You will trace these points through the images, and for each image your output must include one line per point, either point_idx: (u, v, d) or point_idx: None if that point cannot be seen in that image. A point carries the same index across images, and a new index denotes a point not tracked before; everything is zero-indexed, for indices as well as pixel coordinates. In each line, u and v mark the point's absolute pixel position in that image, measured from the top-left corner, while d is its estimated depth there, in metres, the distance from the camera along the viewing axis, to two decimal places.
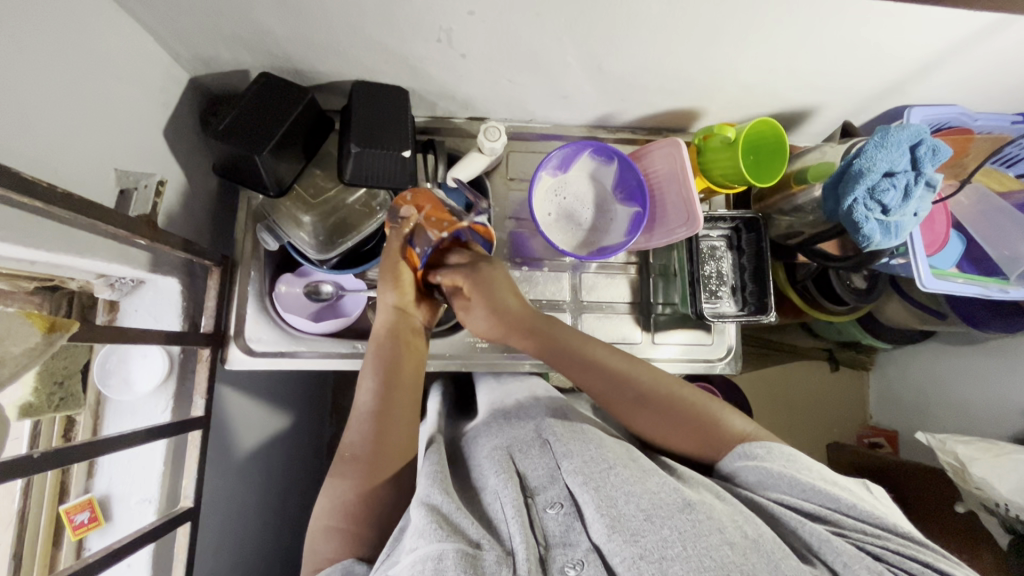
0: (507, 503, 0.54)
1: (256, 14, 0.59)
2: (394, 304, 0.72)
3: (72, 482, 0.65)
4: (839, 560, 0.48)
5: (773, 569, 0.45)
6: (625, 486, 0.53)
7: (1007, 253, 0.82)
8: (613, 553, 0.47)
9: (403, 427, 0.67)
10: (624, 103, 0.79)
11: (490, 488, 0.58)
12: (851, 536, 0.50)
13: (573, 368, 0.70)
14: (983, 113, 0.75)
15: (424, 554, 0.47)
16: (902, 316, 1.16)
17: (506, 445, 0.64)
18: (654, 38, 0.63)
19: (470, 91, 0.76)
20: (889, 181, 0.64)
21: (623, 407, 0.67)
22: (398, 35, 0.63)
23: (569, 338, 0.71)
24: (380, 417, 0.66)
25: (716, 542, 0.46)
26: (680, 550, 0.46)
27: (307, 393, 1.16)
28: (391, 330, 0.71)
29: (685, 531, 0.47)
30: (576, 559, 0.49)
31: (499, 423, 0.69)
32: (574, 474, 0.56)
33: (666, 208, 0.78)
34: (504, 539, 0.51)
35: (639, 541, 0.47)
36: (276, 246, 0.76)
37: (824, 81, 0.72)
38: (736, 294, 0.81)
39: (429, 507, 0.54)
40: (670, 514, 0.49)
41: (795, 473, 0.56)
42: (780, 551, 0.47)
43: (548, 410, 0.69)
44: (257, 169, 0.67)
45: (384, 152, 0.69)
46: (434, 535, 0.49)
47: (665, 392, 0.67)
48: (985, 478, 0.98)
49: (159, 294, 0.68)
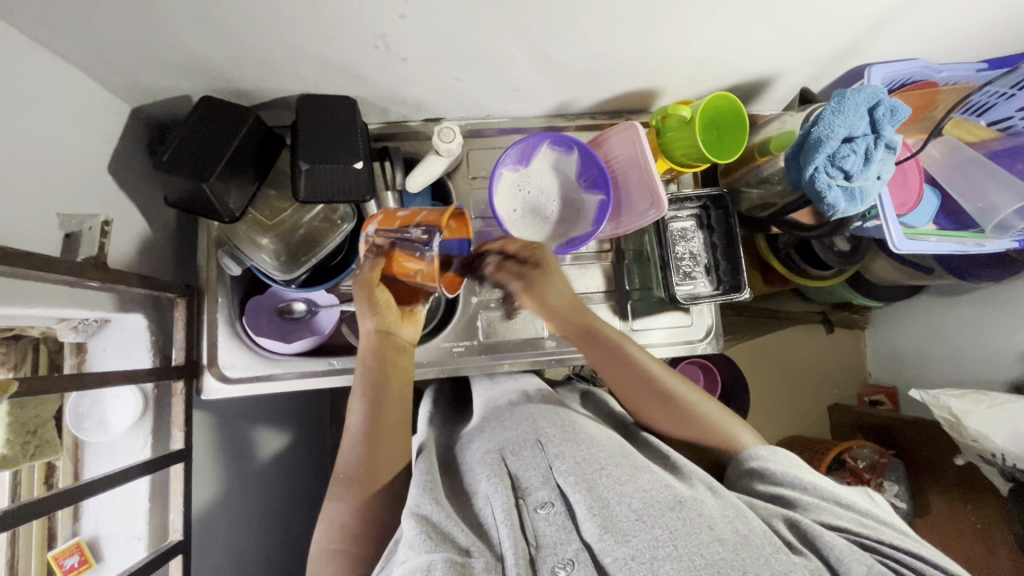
0: (498, 507, 0.54)
1: (183, 38, 0.57)
2: (376, 329, 0.73)
3: (59, 527, 0.65)
4: (833, 553, 0.48)
5: (764, 563, 0.46)
6: (616, 487, 0.53)
7: (982, 206, 0.79)
8: (605, 552, 0.48)
9: (395, 428, 0.70)
10: (577, 91, 0.78)
11: (482, 493, 0.58)
12: (848, 531, 0.51)
13: (609, 359, 0.75)
14: (946, 65, 0.75)
15: (414, 566, 0.47)
16: (889, 272, 1.19)
17: (498, 447, 0.64)
18: (594, 23, 0.61)
19: (419, 94, 0.74)
20: (849, 147, 0.62)
21: (643, 402, 0.72)
22: (334, 45, 0.61)
23: (605, 330, 0.77)
24: (373, 437, 0.68)
25: (707, 540, 0.47)
26: (671, 550, 0.46)
27: (304, 408, 1.17)
28: (374, 355, 0.72)
29: (676, 530, 0.48)
30: (566, 558, 0.49)
31: (493, 426, 0.69)
32: (565, 475, 0.56)
33: (631, 193, 0.77)
34: (495, 543, 0.52)
35: (630, 541, 0.47)
36: (239, 270, 0.75)
37: (777, 49, 0.70)
38: (710, 274, 0.80)
39: (420, 518, 0.53)
40: (662, 513, 0.50)
41: (797, 475, 0.59)
42: (770, 547, 0.48)
43: (538, 410, 0.69)
44: (206, 197, 0.66)
45: (332, 166, 0.68)
46: (423, 547, 0.49)
47: (683, 396, 0.71)
48: (980, 430, 0.99)
49: (127, 332, 0.68)
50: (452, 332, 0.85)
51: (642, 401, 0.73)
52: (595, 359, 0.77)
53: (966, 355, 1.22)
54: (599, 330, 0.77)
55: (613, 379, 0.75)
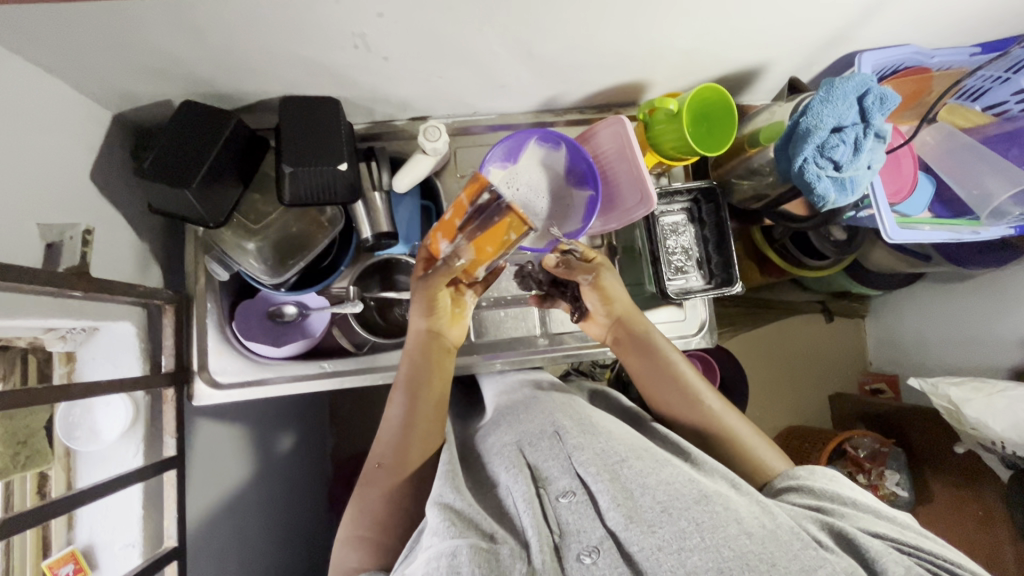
0: (519, 497, 0.55)
1: (159, 42, 0.56)
2: (426, 328, 0.72)
3: (53, 536, 0.65)
4: (873, 554, 0.48)
5: (792, 557, 0.46)
6: (640, 479, 0.54)
7: (977, 191, 0.79)
8: (631, 542, 0.48)
9: (431, 422, 0.69)
10: (563, 85, 0.77)
11: (504, 484, 0.59)
12: (889, 538, 0.51)
13: (644, 360, 0.73)
14: (939, 50, 0.73)
15: (439, 550, 0.49)
16: (888, 260, 1.18)
17: (516, 440, 0.65)
18: (576, 17, 0.60)
19: (403, 93, 0.73)
20: (838, 137, 0.61)
21: (676, 408, 0.71)
22: (313, 45, 0.60)
23: (646, 332, 0.74)
24: (408, 428, 0.68)
25: (734, 532, 0.47)
26: (698, 541, 0.47)
27: (302, 409, 1.17)
28: (420, 350, 0.71)
29: (702, 522, 0.48)
30: (592, 545, 0.50)
31: (510, 420, 0.70)
32: (586, 465, 0.56)
33: (620, 188, 0.76)
34: (519, 531, 0.53)
35: (656, 531, 0.48)
36: (226, 275, 0.76)
37: (764, 38, 0.69)
38: (702, 267, 0.79)
39: (443, 506, 0.55)
40: (688, 505, 0.50)
41: (836, 488, 0.58)
42: (797, 542, 0.48)
43: (557, 404, 0.69)
44: (189, 202, 0.65)
45: (315, 168, 0.67)
46: (447, 532, 0.50)
47: (717, 412, 0.69)
48: (979, 418, 0.98)
49: (116, 339, 0.67)
50: None
51: (675, 407, 0.71)
52: (629, 359, 0.75)
53: (966, 342, 1.22)
54: (639, 332, 0.75)
55: (643, 381, 0.73)
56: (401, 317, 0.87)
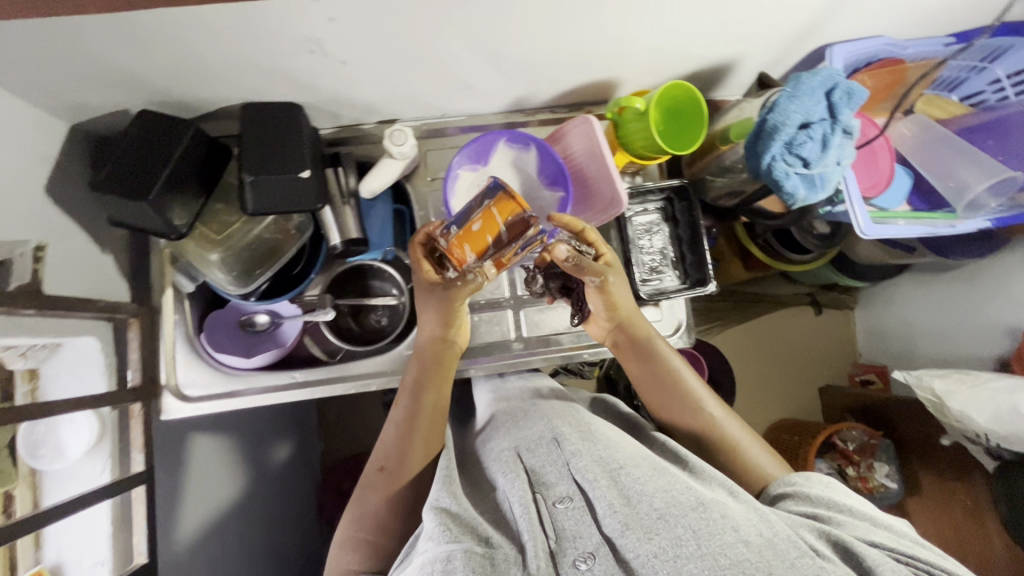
0: (515, 501, 0.55)
1: (107, 51, 0.55)
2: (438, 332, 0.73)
3: (21, 558, 0.58)
4: (868, 560, 0.47)
5: (790, 566, 0.45)
6: (638, 485, 0.54)
7: (953, 184, 0.78)
8: (627, 548, 0.48)
9: (431, 424, 0.70)
10: (531, 85, 0.75)
11: (501, 488, 0.60)
12: (886, 547, 0.50)
13: (645, 364, 0.73)
14: (913, 42, 0.73)
15: (434, 556, 0.49)
16: (873, 252, 1.17)
17: (513, 445, 0.65)
18: (536, 16, 0.59)
19: (368, 97, 0.72)
20: (806, 133, 0.60)
21: (676, 413, 0.71)
22: (268, 51, 0.59)
23: (648, 338, 0.74)
24: (408, 430, 0.69)
25: (731, 540, 0.47)
26: (694, 549, 0.47)
27: (288, 415, 1.15)
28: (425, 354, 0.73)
29: (699, 530, 0.48)
30: (587, 551, 0.50)
31: (509, 425, 0.70)
32: (583, 471, 0.56)
33: (590, 189, 0.75)
34: (515, 536, 0.53)
35: (653, 539, 0.48)
36: (192, 285, 0.78)
37: (731, 33, 0.67)
38: (677, 267, 0.78)
39: (439, 510, 0.55)
40: (685, 513, 0.50)
41: (833, 496, 0.57)
42: (795, 551, 0.47)
43: (558, 409, 0.70)
44: (149, 215, 0.64)
45: (277, 176, 0.66)
46: (443, 537, 0.51)
47: (717, 418, 0.69)
48: (963, 411, 0.98)
49: (80, 355, 0.65)
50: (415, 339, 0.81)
51: (675, 413, 0.71)
52: (630, 363, 0.74)
53: (952, 333, 1.21)
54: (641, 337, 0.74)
55: (642, 386, 0.74)
56: (376, 323, 0.86)
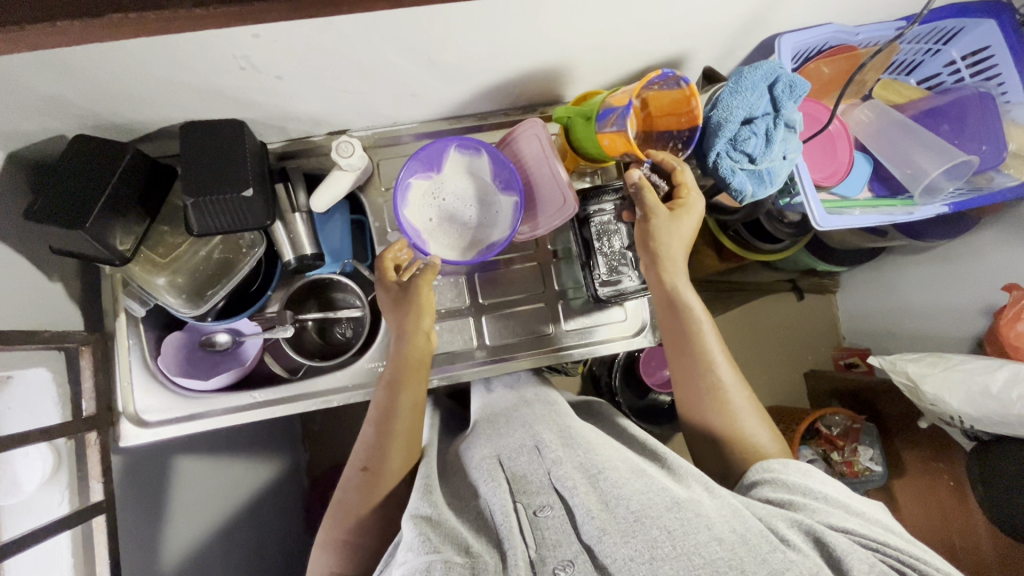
0: (497, 508, 0.53)
1: (31, 81, 0.54)
2: (409, 328, 0.70)
3: None
4: (839, 548, 0.47)
5: (762, 562, 0.44)
6: (616, 489, 0.52)
7: (910, 172, 0.79)
8: (606, 553, 0.46)
9: (404, 428, 0.68)
10: (479, 90, 0.74)
11: (483, 496, 0.57)
12: (856, 534, 0.50)
13: (677, 321, 0.69)
14: (863, 27, 0.71)
15: (414, 567, 0.47)
16: (848, 236, 1.16)
17: (495, 453, 0.64)
18: (468, 24, 0.58)
19: (312, 110, 0.71)
20: (749, 130, 0.62)
21: (688, 378, 0.69)
22: (197, 72, 0.57)
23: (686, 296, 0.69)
24: (383, 431, 0.68)
25: (705, 539, 0.45)
26: (669, 550, 0.45)
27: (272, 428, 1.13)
28: (399, 354, 0.70)
29: (674, 530, 0.46)
30: (566, 559, 0.47)
31: (490, 433, 0.69)
32: (563, 478, 0.55)
33: (541, 192, 0.76)
34: (499, 543, 0.51)
35: (630, 542, 0.46)
36: (144, 310, 0.76)
37: (674, 30, 0.66)
38: (637, 267, 0.76)
39: (418, 518, 0.53)
40: (660, 514, 0.48)
41: (810, 483, 0.57)
42: (767, 545, 0.46)
43: (544, 419, 0.68)
44: (85, 242, 0.62)
45: (219, 198, 0.64)
46: (423, 547, 0.48)
47: (728, 399, 0.67)
48: (937, 394, 0.97)
49: (29, 388, 0.64)
50: (378, 352, 0.80)
51: (687, 376, 0.69)
52: (661, 311, 0.71)
53: (930, 314, 1.20)
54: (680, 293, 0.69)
55: (667, 338, 0.71)
56: (341, 336, 0.85)
